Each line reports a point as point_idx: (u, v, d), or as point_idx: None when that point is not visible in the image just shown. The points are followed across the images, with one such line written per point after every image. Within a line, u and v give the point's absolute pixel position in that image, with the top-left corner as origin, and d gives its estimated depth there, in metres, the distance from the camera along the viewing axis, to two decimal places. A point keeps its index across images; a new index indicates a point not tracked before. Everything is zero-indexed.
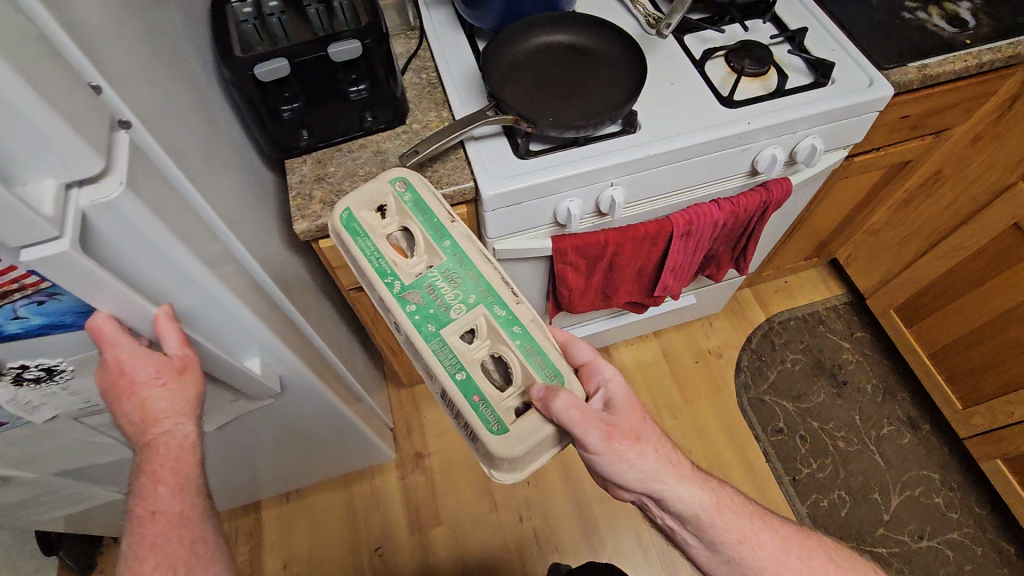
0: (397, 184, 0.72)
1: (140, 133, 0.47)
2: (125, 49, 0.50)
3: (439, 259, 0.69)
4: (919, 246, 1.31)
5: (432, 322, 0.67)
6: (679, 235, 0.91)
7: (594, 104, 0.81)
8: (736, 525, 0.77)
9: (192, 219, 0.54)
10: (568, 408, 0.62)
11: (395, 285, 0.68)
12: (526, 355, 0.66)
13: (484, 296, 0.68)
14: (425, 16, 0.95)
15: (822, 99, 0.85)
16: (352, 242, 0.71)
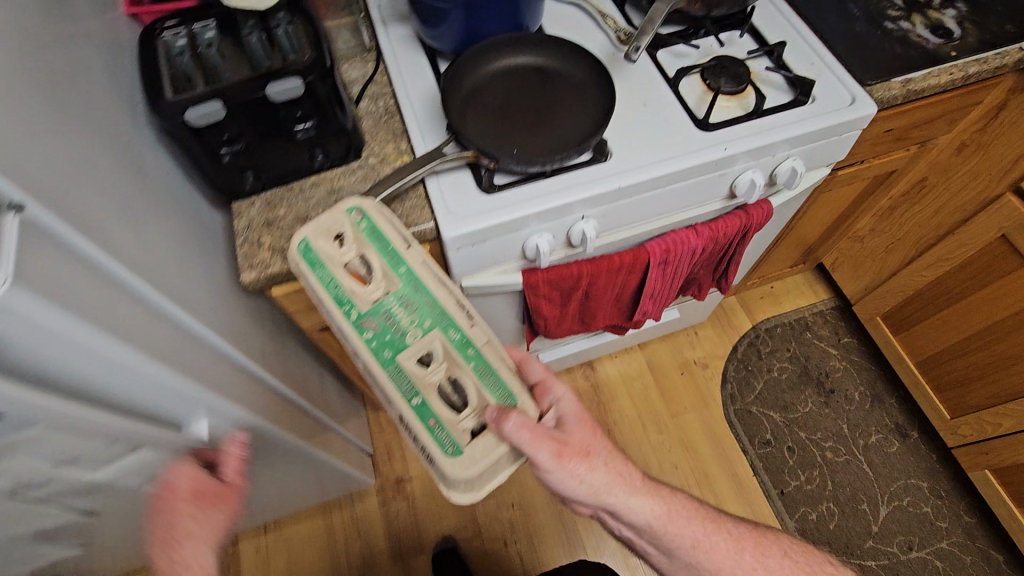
0: (352, 215, 0.65)
1: (36, 212, 0.42)
2: (20, 114, 0.44)
3: (396, 284, 0.65)
4: (907, 253, 1.28)
5: (388, 349, 0.63)
6: (656, 263, 0.87)
7: (561, 133, 0.76)
8: (688, 528, 0.74)
9: (106, 292, 0.48)
10: (522, 429, 0.60)
11: (353, 313, 0.63)
12: (480, 377, 0.63)
13: (441, 321, 0.64)
14: (382, 35, 0.90)
15: (802, 118, 0.81)
16: (309, 273, 0.64)
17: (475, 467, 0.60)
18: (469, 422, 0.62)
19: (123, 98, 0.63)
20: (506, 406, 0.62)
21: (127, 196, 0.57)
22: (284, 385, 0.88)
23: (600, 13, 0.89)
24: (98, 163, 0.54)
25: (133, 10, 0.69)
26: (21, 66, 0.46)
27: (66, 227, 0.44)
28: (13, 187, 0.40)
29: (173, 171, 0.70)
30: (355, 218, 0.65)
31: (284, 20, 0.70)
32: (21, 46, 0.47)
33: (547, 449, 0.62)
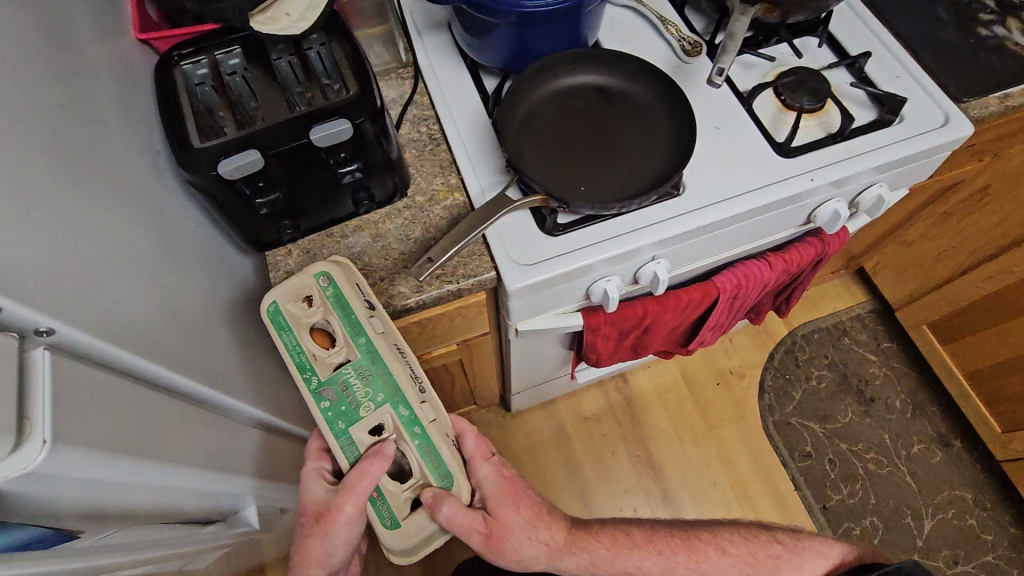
0: (321, 279, 0.61)
1: (70, 334, 0.35)
2: (44, 217, 0.36)
3: (356, 353, 0.61)
4: (959, 263, 1.21)
5: (342, 419, 0.60)
6: (725, 300, 0.80)
7: (630, 167, 0.68)
8: (615, 562, 0.70)
9: (142, 403, 0.42)
10: (457, 519, 0.59)
11: (312, 381, 0.60)
12: (423, 456, 0.61)
13: (396, 396, 0.61)
14: (418, 45, 0.80)
15: (892, 142, 0.73)
16: (275, 333, 0.61)
17: (408, 543, 0.60)
18: (410, 493, 0.61)
19: (144, 150, 0.54)
20: (443, 490, 0.61)
21: (155, 278, 0.49)
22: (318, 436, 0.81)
23: (661, 19, 0.80)
24: (122, 248, 0.45)
25: (145, 36, 0.59)
26: (32, 150, 0.38)
27: (104, 340, 0.38)
28: (42, 313, 0.33)
29: (201, 223, 0.61)
30: (322, 282, 0.61)
31: (318, 42, 0.61)
32: (28, 122, 0.39)
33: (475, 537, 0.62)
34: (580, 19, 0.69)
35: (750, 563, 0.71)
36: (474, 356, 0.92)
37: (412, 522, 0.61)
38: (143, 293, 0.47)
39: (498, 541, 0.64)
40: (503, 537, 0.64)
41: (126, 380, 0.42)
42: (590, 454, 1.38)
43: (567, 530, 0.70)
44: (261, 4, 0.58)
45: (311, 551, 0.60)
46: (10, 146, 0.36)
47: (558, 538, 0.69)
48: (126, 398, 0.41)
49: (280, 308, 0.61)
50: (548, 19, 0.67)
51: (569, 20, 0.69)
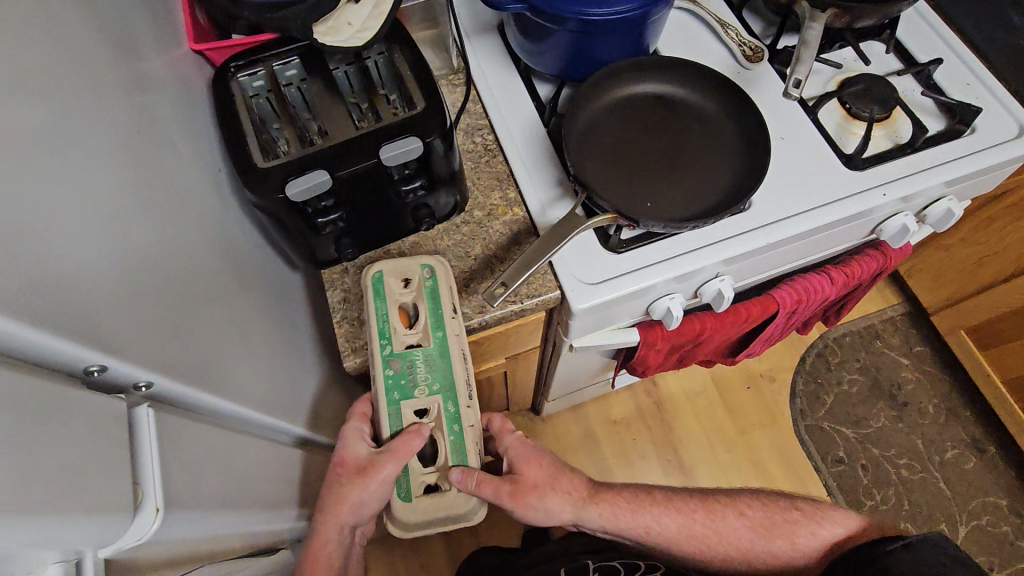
0: (425, 271, 0.60)
1: (165, 385, 0.37)
2: (139, 273, 0.37)
3: (429, 342, 0.58)
4: (998, 270, 1.20)
5: (393, 392, 0.56)
6: (785, 314, 0.77)
7: (697, 181, 0.66)
8: (637, 518, 0.69)
9: (216, 443, 0.43)
10: (484, 488, 0.54)
11: (384, 349, 0.57)
12: (452, 452, 0.56)
13: (451, 394, 0.57)
14: (468, 50, 0.77)
15: (965, 154, 0.71)
16: (368, 299, 0.59)
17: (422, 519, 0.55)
18: (431, 478, 0.56)
19: (207, 168, 0.52)
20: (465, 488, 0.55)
21: (222, 310, 0.48)
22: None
23: (720, 23, 0.78)
24: (194, 285, 0.44)
25: (201, 47, 0.57)
26: (117, 196, 0.37)
27: (190, 386, 0.40)
28: (139, 367, 0.35)
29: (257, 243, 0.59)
30: (424, 273, 0.60)
31: (378, 52, 0.58)
32: (104, 161, 0.37)
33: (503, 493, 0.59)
34: (648, 29, 0.67)
35: (767, 525, 0.71)
36: (517, 368, 0.91)
37: (428, 503, 0.55)
38: (213, 331, 0.45)
39: (525, 495, 0.61)
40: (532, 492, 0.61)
41: (208, 422, 0.43)
42: (621, 459, 1.36)
43: (589, 482, 0.68)
44: (325, 14, 0.54)
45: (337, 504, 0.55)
46: (105, 200, 0.36)
47: (582, 488, 0.66)
48: (205, 440, 0.42)
49: (383, 278, 0.59)
50: (615, 29, 0.65)
51: (637, 30, 0.66)
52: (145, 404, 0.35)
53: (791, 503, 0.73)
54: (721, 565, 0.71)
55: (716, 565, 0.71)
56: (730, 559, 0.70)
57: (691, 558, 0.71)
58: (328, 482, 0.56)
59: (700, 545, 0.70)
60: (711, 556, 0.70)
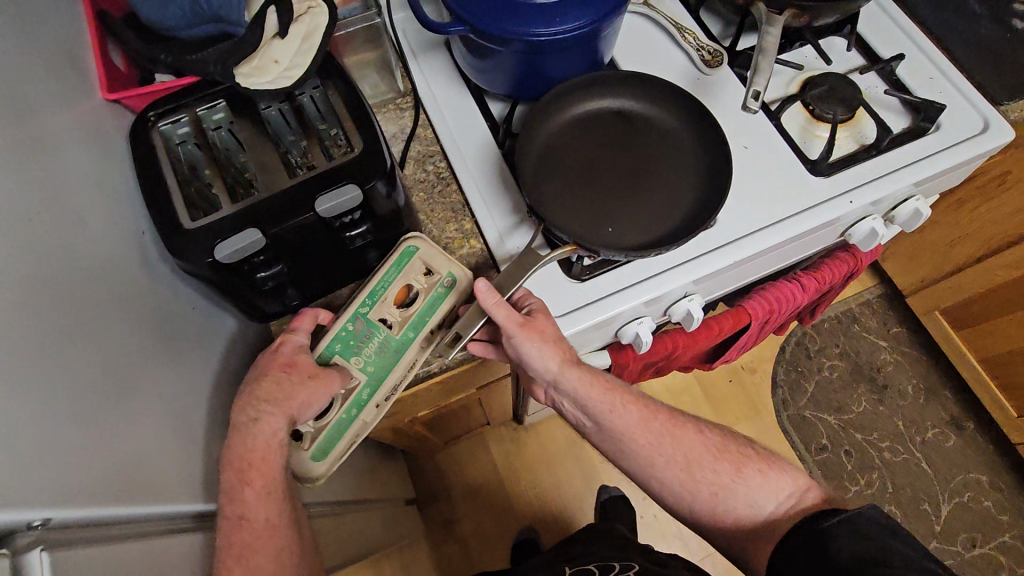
0: (446, 275, 0.57)
1: (64, 516, 0.33)
2: (20, 389, 0.33)
3: (397, 334, 0.56)
4: (972, 251, 1.19)
5: (337, 341, 0.56)
6: (758, 324, 0.75)
7: (659, 201, 0.63)
8: (604, 395, 0.63)
9: (141, 556, 0.39)
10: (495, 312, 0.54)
11: (365, 305, 0.57)
12: (334, 427, 0.55)
13: (373, 385, 0.56)
14: (415, 69, 0.73)
15: (931, 154, 0.69)
16: (384, 262, 0.57)
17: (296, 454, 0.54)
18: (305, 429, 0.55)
19: (126, 231, 0.48)
20: (313, 462, 0.54)
21: (145, 399, 0.44)
22: (331, 502, 0.76)
23: (677, 27, 0.75)
24: (105, 385, 0.40)
25: (116, 96, 0.53)
26: (4, 306, 0.33)
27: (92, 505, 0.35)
28: (27, 507, 0.31)
29: (195, 305, 0.55)
30: (444, 278, 0.57)
31: (312, 87, 0.54)
32: None
33: (509, 313, 0.55)
34: (598, 44, 0.64)
35: (721, 448, 0.64)
36: (491, 392, 0.88)
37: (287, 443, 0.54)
38: (134, 429, 0.42)
39: (527, 327, 0.57)
40: (540, 335, 0.57)
41: (128, 536, 0.38)
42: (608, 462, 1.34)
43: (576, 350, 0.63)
44: (249, 54, 0.52)
45: (278, 395, 0.50)
46: None
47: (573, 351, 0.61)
48: (124, 559, 0.37)
49: (411, 255, 0.57)
50: (565, 46, 0.61)
51: (588, 45, 0.63)
52: (39, 547, 0.30)
53: (752, 445, 0.66)
54: (658, 473, 0.63)
55: (656, 475, 0.63)
56: (673, 468, 0.63)
57: (634, 455, 0.63)
58: (263, 375, 0.52)
59: (650, 442, 0.63)
60: (656, 458, 0.63)
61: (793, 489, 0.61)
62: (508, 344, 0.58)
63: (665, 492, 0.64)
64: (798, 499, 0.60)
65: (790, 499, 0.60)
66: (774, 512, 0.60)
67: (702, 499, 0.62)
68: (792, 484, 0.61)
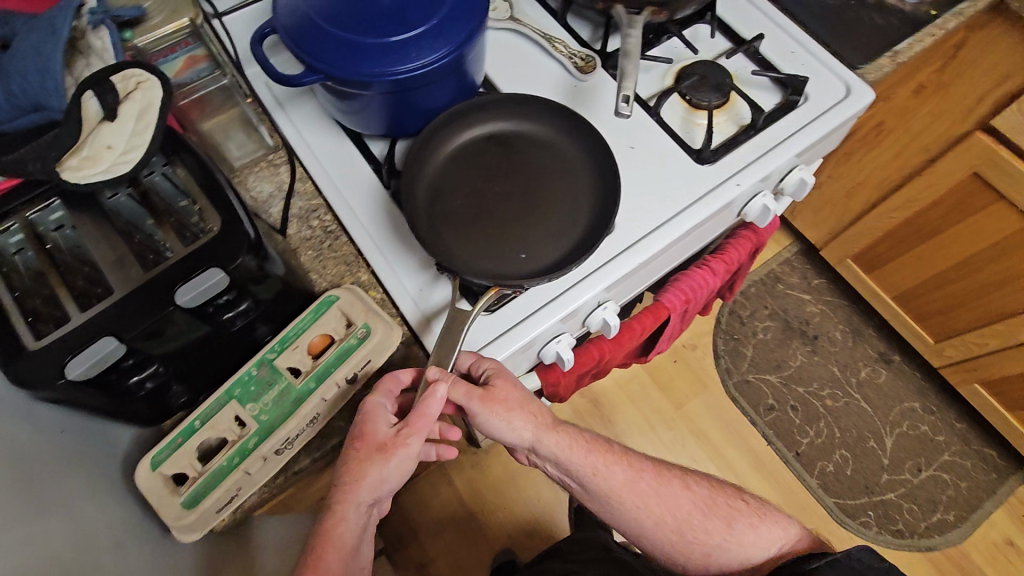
0: (361, 328, 0.53)
1: None
2: None
3: (300, 386, 0.50)
4: (867, 198, 1.26)
5: (236, 387, 0.50)
6: (677, 315, 0.76)
7: (554, 218, 0.63)
8: (587, 458, 0.65)
9: None
10: (454, 389, 0.56)
11: (273, 353, 0.51)
12: (213, 477, 0.47)
13: (263, 436, 0.48)
14: (284, 122, 0.69)
15: (804, 125, 0.72)
16: (303, 310, 0.53)
17: (161, 503, 0.46)
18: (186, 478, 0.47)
19: None
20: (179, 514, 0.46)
21: None
22: None
23: (546, 38, 0.75)
24: None
25: None
26: None
27: None
28: None
29: (65, 427, 0.50)
30: (359, 329, 0.53)
31: (160, 165, 0.49)
32: None
33: (466, 392, 0.56)
34: (465, 70, 0.63)
35: (711, 506, 0.68)
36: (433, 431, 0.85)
37: (159, 488, 0.46)
38: None
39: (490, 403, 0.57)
40: (503, 405, 0.58)
41: None
42: None
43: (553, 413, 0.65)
44: (73, 146, 0.47)
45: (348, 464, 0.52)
46: None
47: (546, 413, 0.63)
48: None
49: (330, 304, 0.54)
50: (431, 79, 0.60)
51: (454, 73, 0.61)
52: None
53: (741, 495, 0.71)
54: (652, 536, 0.67)
55: (648, 534, 0.67)
56: (664, 529, 0.67)
57: (625, 516, 0.67)
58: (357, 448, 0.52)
59: (639, 502, 0.66)
60: (647, 519, 0.66)
61: (783, 540, 0.68)
62: (474, 418, 0.59)
63: (658, 548, 0.68)
64: (787, 549, 0.67)
65: (780, 550, 0.67)
66: (768, 560, 0.67)
67: (695, 558, 0.67)
68: (782, 535, 0.68)
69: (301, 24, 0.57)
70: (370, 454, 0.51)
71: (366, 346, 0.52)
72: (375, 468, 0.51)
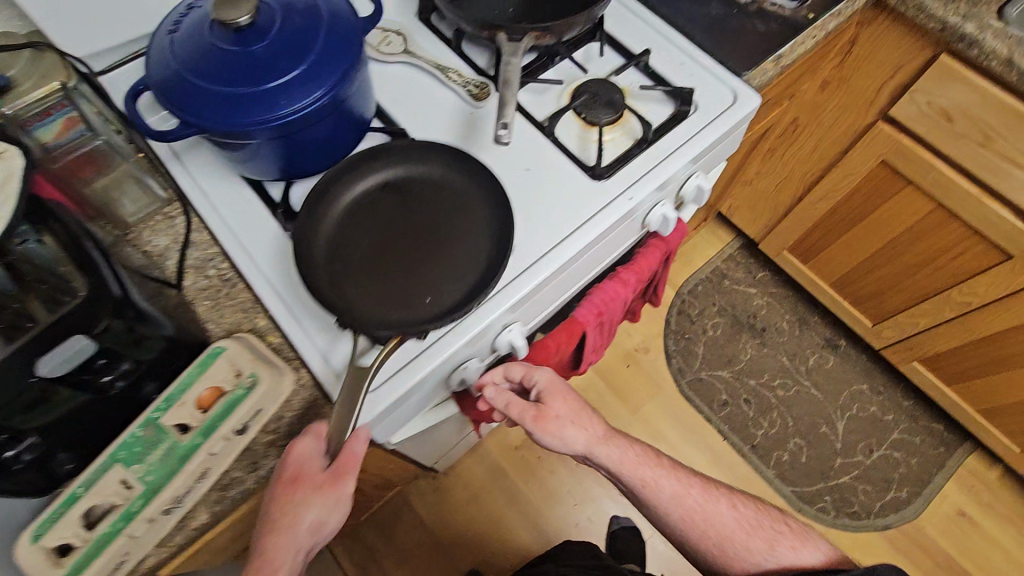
0: (248, 378, 0.54)
1: None
2: None
3: (186, 442, 0.51)
4: (793, 191, 1.29)
5: (120, 449, 0.50)
6: (593, 329, 0.77)
7: (456, 260, 0.63)
8: (636, 470, 0.72)
9: None
10: (511, 406, 0.68)
11: (158, 411, 0.51)
12: (99, 544, 0.47)
13: (148, 497, 0.49)
14: (177, 170, 0.69)
15: (695, 133, 0.74)
16: (191, 365, 0.54)
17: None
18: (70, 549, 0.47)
19: None
20: None
21: None
22: None
23: (439, 68, 0.76)
24: None
25: None
26: None
27: None
28: None
29: None
30: (246, 379, 0.54)
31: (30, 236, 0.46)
32: None
33: (521, 410, 0.68)
34: (349, 108, 0.64)
35: (755, 526, 0.71)
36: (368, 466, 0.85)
37: (42, 560, 0.46)
38: None
39: (543, 421, 0.69)
40: (554, 424, 0.69)
41: None
42: (532, 482, 1.34)
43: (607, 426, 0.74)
44: None
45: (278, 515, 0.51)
46: None
47: (601, 428, 0.72)
48: None
49: (217, 356, 0.54)
50: (312, 121, 0.61)
51: (335, 114, 0.63)
52: None
53: (786, 519, 0.73)
54: (693, 545, 0.71)
55: (692, 545, 0.71)
56: (706, 541, 0.70)
57: (669, 527, 0.72)
58: (283, 499, 0.51)
59: (681, 514, 0.71)
60: (690, 532, 0.71)
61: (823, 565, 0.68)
62: (532, 435, 0.70)
63: (703, 561, 0.71)
64: None
65: None
66: None
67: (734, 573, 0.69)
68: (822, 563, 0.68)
69: (171, 81, 0.57)
70: (309, 496, 0.51)
71: (252, 395, 0.53)
72: (311, 510, 0.51)
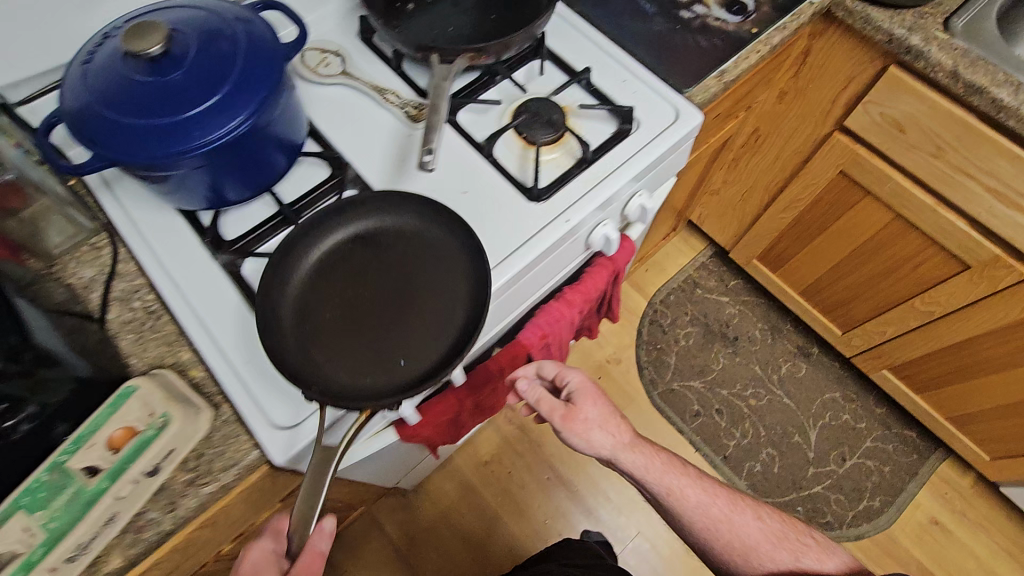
0: (160, 418, 0.53)
1: None
2: None
3: (94, 487, 0.50)
4: (758, 201, 1.28)
5: (21, 497, 0.48)
6: (538, 350, 0.76)
7: (427, 321, 0.62)
8: (664, 478, 0.71)
9: None
10: (541, 402, 0.69)
11: (63, 456, 0.50)
12: None
13: (54, 544, 0.48)
14: (108, 200, 0.68)
15: (636, 152, 0.73)
16: (100, 405, 0.52)
17: None
18: None
19: None
20: None
21: None
22: None
23: (377, 90, 0.76)
24: None
25: None
26: None
27: None
28: None
29: None
30: (158, 419, 0.53)
31: None
32: None
33: (551, 407, 0.69)
34: (275, 133, 0.63)
35: (779, 538, 0.71)
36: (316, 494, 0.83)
37: None
38: None
39: (572, 421, 0.69)
40: (582, 424, 0.69)
41: None
42: (502, 498, 1.32)
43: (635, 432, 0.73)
44: None
45: None
46: None
47: (629, 434, 0.71)
48: None
49: (128, 396, 0.53)
50: (234, 149, 0.59)
51: (259, 142, 0.61)
52: None
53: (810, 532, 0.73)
54: (716, 554, 0.70)
55: (716, 556, 0.71)
56: (731, 553, 0.69)
57: (694, 536, 0.71)
58: None
59: (707, 526, 0.70)
60: (715, 543, 0.70)
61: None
62: (560, 435, 0.70)
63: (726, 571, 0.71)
64: None
65: None
66: None
67: None
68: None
69: (87, 115, 0.56)
70: None
71: (165, 437, 0.53)
72: None
